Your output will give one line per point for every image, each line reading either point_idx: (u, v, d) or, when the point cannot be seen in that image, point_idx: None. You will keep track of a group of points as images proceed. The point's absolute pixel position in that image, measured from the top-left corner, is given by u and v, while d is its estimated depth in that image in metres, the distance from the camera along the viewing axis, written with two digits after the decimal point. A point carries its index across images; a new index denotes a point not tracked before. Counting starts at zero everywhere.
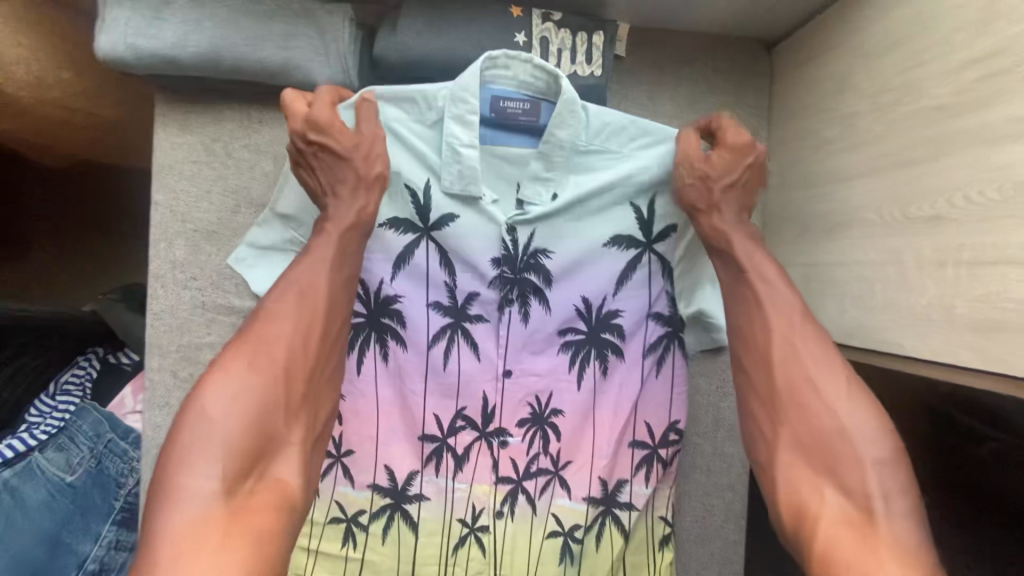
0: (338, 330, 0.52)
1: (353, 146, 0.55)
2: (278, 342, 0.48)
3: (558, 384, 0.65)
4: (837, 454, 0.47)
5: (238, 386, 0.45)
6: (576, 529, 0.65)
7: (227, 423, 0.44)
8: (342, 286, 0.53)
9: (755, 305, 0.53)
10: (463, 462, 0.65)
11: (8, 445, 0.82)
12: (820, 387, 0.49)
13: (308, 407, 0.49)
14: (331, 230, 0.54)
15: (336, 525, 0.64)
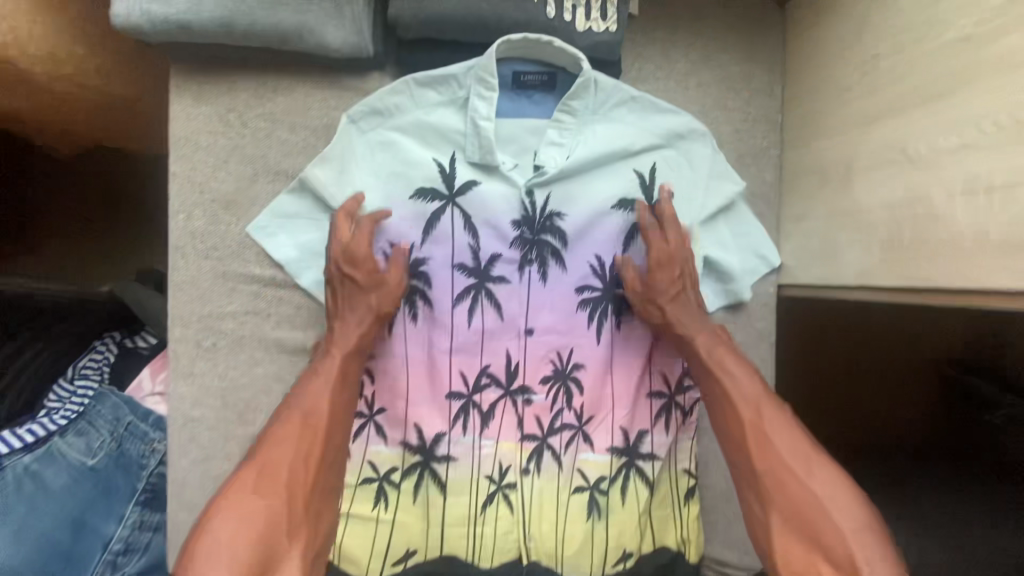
0: (339, 440, 0.55)
1: (373, 283, 0.61)
2: (283, 457, 0.50)
3: (577, 341, 0.66)
4: (820, 529, 0.48)
5: (245, 506, 0.47)
6: (601, 481, 0.66)
7: (240, 548, 0.45)
8: (345, 405, 0.56)
9: (720, 397, 0.57)
10: (488, 420, 0.66)
11: (26, 430, 0.79)
12: (792, 464, 0.51)
13: (310, 519, 0.50)
14: (335, 357, 0.58)
15: (368, 486, 0.65)
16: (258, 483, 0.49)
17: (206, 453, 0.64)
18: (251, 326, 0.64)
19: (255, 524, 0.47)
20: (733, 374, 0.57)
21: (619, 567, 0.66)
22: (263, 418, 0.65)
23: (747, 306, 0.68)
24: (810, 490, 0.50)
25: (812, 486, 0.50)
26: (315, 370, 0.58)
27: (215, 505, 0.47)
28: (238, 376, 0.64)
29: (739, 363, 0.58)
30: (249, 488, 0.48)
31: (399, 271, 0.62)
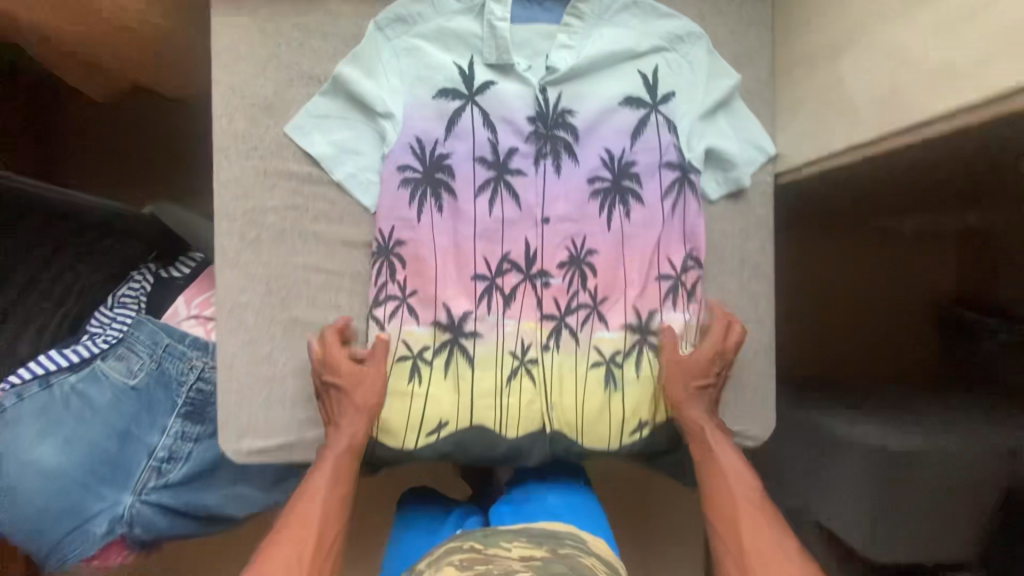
0: (330, 536, 0.63)
1: (354, 385, 0.68)
2: (278, 560, 0.59)
3: (591, 229, 0.72)
4: None
5: None
6: (615, 356, 0.73)
7: None
8: (336, 506, 0.64)
9: (719, 475, 0.67)
10: (510, 301, 0.72)
11: (73, 351, 0.87)
12: (778, 554, 0.59)
13: None
14: (329, 457, 0.66)
15: (404, 362, 0.71)
16: None
17: (252, 336, 0.70)
18: (291, 219, 0.70)
19: None
20: (721, 453, 0.68)
21: (635, 435, 0.73)
22: (304, 304, 0.71)
23: (747, 195, 0.73)
24: (786, 569, 0.58)
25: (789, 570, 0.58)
26: (312, 476, 0.66)
27: None
28: (281, 265, 0.70)
29: (734, 453, 0.68)
30: None
31: (382, 362, 0.70)
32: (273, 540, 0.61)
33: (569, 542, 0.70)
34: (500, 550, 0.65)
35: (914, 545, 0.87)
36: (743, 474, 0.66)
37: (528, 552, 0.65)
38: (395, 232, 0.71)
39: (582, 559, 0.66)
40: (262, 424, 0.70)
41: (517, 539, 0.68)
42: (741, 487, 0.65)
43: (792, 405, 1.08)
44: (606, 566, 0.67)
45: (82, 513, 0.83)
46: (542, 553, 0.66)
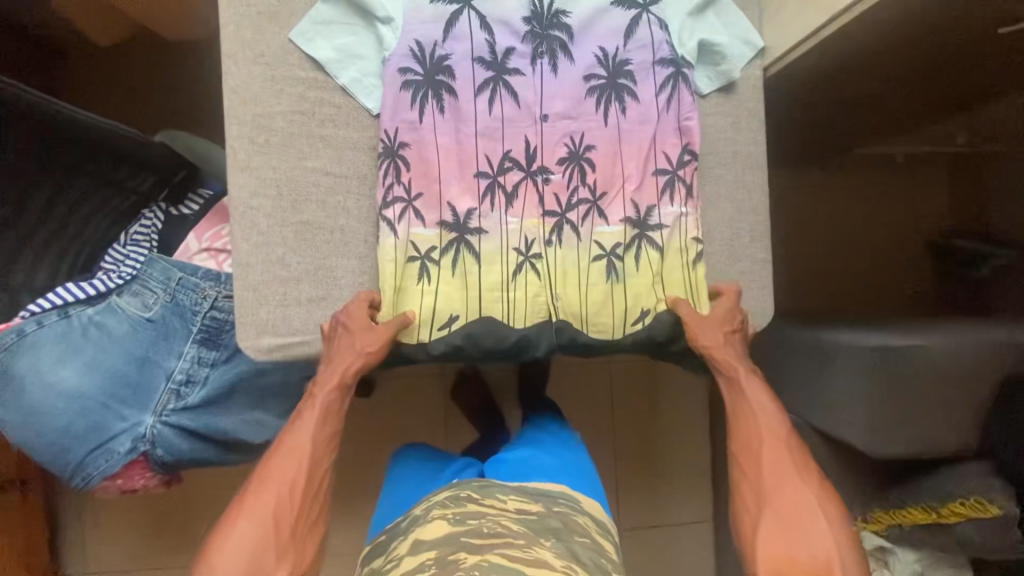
0: (319, 471, 0.65)
1: (358, 329, 0.70)
2: (272, 489, 0.62)
3: (588, 126, 0.74)
4: (805, 535, 0.60)
5: (244, 524, 0.60)
6: (617, 248, 0.75)
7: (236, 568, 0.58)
8: (325, 442, 0.67)
9: (749, 413, 0.69)
10: (513, 199, 0.75)
11: (90, 285, 0.90)
12: (800, 486, 0.63)
13: (298, 539, 0.61)
14: (320, 395, 0.68)
15: (414, 264, 0.73)
16: (255, 512, 0.61)
17: (266, 237, 0.72)
18: (299, 123, 0.72)
19: (248, 547, 0.59)
20: (751, 393, 0.69)
21: (639, 324, 0.76)
22: (313, 208, 0.73)
23: (738, 88, 0.76)
24: (805, 495, 0.63)
25: (806, 496, 0.62)
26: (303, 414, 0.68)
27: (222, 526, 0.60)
28: (291, 169, 0.72)
29: (762, 392, 0.70)
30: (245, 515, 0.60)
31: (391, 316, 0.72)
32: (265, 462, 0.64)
33: (563, 500, 0.79)
34: (492, 500, 0.76)
35: (914, 436, 0.90)
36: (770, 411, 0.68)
37: (523, 504, 0.75)
38: (399, 134, 0.73)
39: (575, 516, 0.76)
40: (280, 322, 0.72)
41: (512, 492, 0.78)
42: (770, 426, 0.67)
43: (794, 328, 1.11)
44: (596, 523, 0.78)
45: (104, 431, 0.86)
46: (538, 506, 0.75)
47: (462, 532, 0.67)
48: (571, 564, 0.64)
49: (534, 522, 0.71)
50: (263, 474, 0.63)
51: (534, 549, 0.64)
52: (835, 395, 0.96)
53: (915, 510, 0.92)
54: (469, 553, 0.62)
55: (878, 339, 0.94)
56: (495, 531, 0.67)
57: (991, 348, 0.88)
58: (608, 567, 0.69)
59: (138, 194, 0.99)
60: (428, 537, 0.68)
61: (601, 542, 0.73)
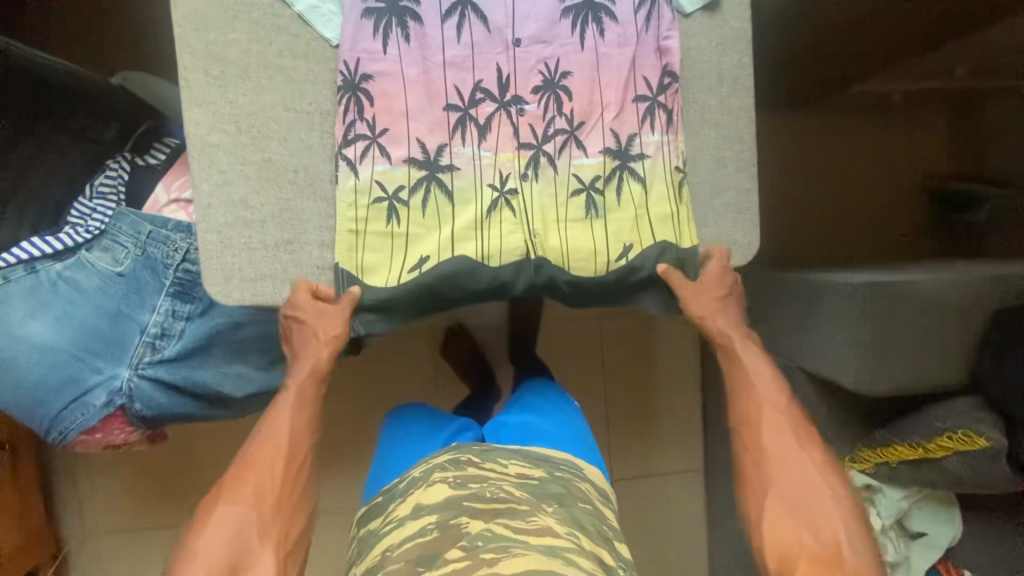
0: (300, 453, 0.65)
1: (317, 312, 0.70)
2: (251, 475, 0.61)
3: (563, 51, 0.71)
4: (810, 508, 0.59)
5: (224, 512, 0.58)
6: (597, 181, 0.72)
7: (217, 551, 0.56)
8: (302, 428, 0.67)
9: (748, 388, 0.69)
10: (486, 132, 0.71)
11: (55, 240, 0.86)
12: (802, 457, 0.62)
13: (278, 520, 0.59)
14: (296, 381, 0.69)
15: (380, 205, 0.70)
16: (233, 499, 0.59)
17: (227, 177, 0.69)
18: (256, 54, 0.68)
19: (228, 530, 0.57)
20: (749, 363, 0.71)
21: (622, 260, 0.72)
22: (276, 145, 0.69)
23: (723, 6, 0.71)
24: (805, 463, 0.62)
25: (808, 471, 0.61)
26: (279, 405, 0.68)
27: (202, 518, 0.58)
28: (250, 104, 0.68)
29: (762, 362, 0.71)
30: (225, 503, 0.59)
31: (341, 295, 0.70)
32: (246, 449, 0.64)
33: (565, 466, 0.78)
34: (493, 465, 0.74)
35: (901, 374, 0.88)
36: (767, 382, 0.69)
37: (524, 469, 0.74)
38: (360, 65, 0.69)
39: (576, 482, 0.75)
40: (246, 266, 0.69)
41: (514, 457, 0.76)
42: (771, 398, 0.68)
43: (783, 272, 1.09)
44: (596, 490, 0.77)
45: (79, 385, 0.84)
46: (541, 471, 0.74)
47: (465, 496, 0.65)
48: (574, 530, 0.63)
49: (536, 488, 0.69)
50: (243, 460, 0.63)
51: (538, 517, 0.63)
52: (824, 335, 0.94)
53: (899, 447, 0.92)
54: (471, 519, 0.62)
55: (867, 276, 0.92)
56: (497, 497, 0.65)
57: (982, 280, 0.86)
58: (610, 533, 0.69)
59: (99, 145, 0.94)
60: (431, 500, 0.66)
61: (601, 509, 0.73)
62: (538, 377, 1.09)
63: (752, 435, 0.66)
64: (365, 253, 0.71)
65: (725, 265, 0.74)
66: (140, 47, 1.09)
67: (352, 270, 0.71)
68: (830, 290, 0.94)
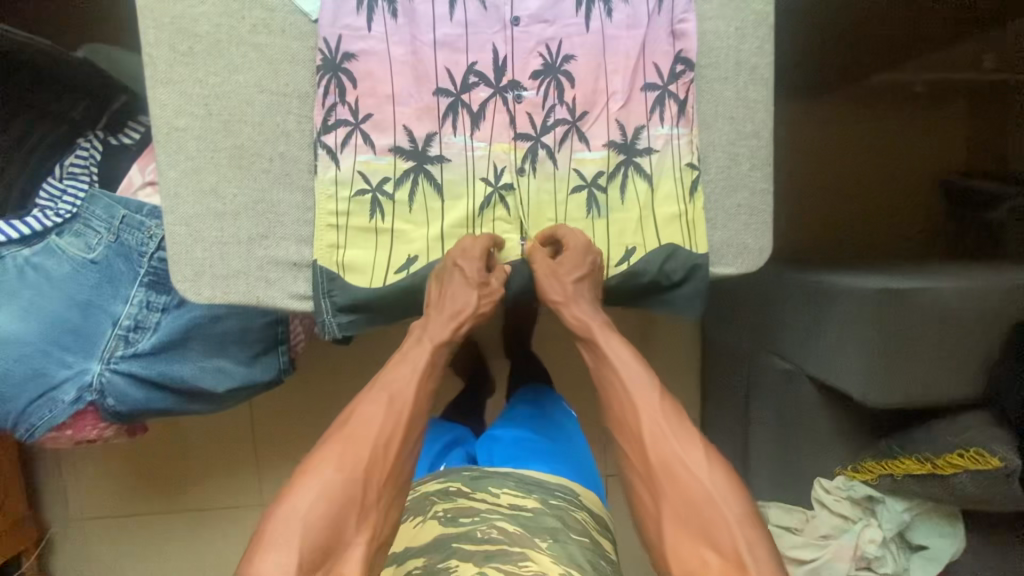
0: (414, 433, 0.58)
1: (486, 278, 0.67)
2: (362, 441, 0.54)
3: (567, 32, 0.65)
4: (707, 516, 0.50)
5: (324, 479, 0.51)
6: (599, 177, 0.67)
7: (310, 521, 0.48)
8: (423, 404, 0.60)
9: (619, 387, 0.60)
10: (479, 120, 0.65)
11: (24, 223, 0.82)
12: (685, 457, 0.53)
13: (379, 505, 0.52)
14: (423, 346, 0.63)
15: (364, 198, 0.65)
16: (339, 464, 0.52)
17: (195, 164, 0.63)
18: (226, 28, 0.62)
19: (328, 501, 0.50)
20: (612, 355, 0.62)
21: (623, 264, 0.68)
22: (249, 130, 0.63)
23: None
24: (691, 461, 0.53)
25: (695, 469, 0.53)
26: (396, 366, 0.61)
27: (300, 477, 0.51)
28: (221, 83, 0.62)
29: (624, 347, 0.62)
30: (327, 465, 0.52)
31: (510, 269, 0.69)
32: (359, 409, 0.56)
33: (560, 493, 0.74)
34: (484, 496, 0.71)
35: (914, 387, 0.84)
36: (637, 377, 0.59)
37: (517, 498, 0.71)
38: (342, 43, 0.63)
39: (572, 512, 0.71)
40: (216, 263, 0.64)
41: (507, 485, 0.73)
42: (638, 391, 0.58)
43: (793, 272, 1.04)
44: (595, 520, 0.74)
45: (47, 378, 0.80)
46: (534, 500, 0.70)
47: (454, 536, 0.62)
48: (569, 568, 0.59)
49: (530, 521, 0.65)
50: (355, 422, 0.55)
51: (529, 555, 0.59)
52: (833, 341, 0.90)
53: (906, 460, 0.87)
54: (461, 561, 0.59)
55: (883, 280, 0.87)
56: (488, 536, 0.62)
57: (1004, 290, 0.81)
58: (608, 569, 0.64)
59: (71, 122, 0.88)
60: (421, 540, 0.64)
61: (598, 541, 0.69)
62: (537, 386, 1.05)
63: (635, 446, 0.56)
64: (346, 253, 0.66)
65: (584, 238, 0.66)
66: (115, 14, 1.02)
67: (330, 268, 0.66)
68: (843, 295, 0.88)
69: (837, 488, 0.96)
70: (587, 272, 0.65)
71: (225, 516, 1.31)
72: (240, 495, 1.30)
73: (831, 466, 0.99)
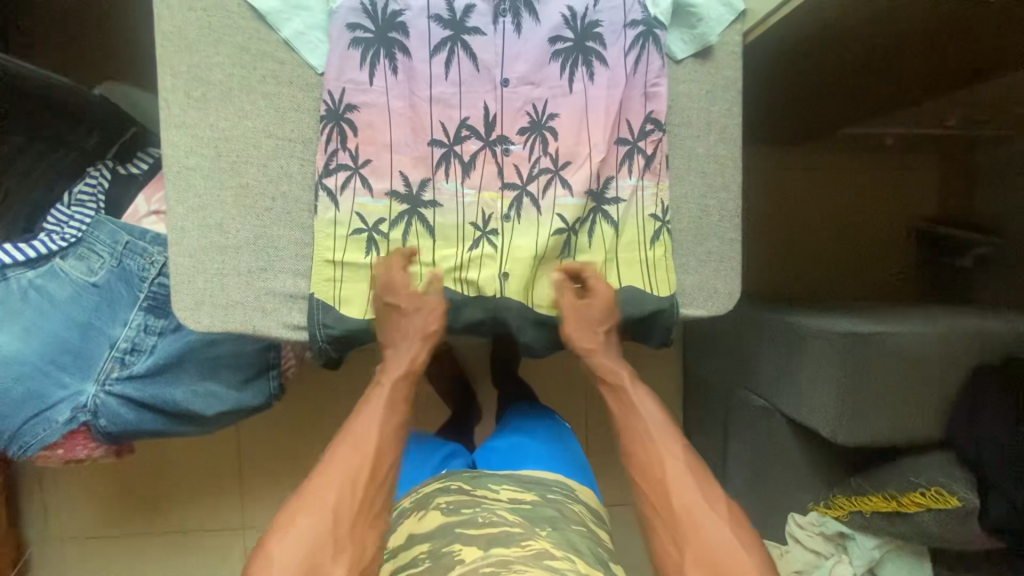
0: (381, 465, 0.63)
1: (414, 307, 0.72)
2: (330, 483, 0.60)
3: (552, 93, 0.71)
4: (727, 562, 0.56)
5: (299, 526, 0.56)
6: (576, 223, 0.72)
7: (286, 566, 0.54)
8: (385, 438, 0.66)
9: (647, 435, 0.67)
10: (470, 169, 0.71)
11: (31, 247, 0.86)
12: (706, 506, 0.60)
13: (350, 541, 0.57)
14: (385, 387, 0.70)
15: (359, 236, 0.70)
16: (308, 510, 0.58)
17: (203, 201, 0.67)
18: (238, 78, 0.67)
19: (301, 544, 0.55)
20: (640, 407, 0.70)
21: (586, 302, 0.74)
22: (254, 170, 0.68)
23: (715, 54, 0.72)
24: (712, 513, 0.60)
25: (715, 518, 0.59)
26: (362, 410, 0.68)
27: (274, 530, 0.57)
28: (230, 127, 0.67)
29: (648, 401, 0.71)
30: (297, 516, 0.57)
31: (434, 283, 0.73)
32: (327, 460, 0.62)
33: (557, 489, 0.78)
34: (485, 491, 0.73)
35: (880, 428, 0.88)
36: (662, 426, 0.68)
37: (516, 494, 0.73)
38: (344, 96, 0.68)
39: (569, 505, 0.74)
40: (218, 291, 0.68)
41: (505, 483, 0.76)
42: (666, 442, 0.66)
43: (766, 311, 1.09)
44: (591, 513, 0.77)
45: (42, 399, 0.82)
46: (533, 496, 0.73)
47: (457, 523, 0.65)
48: (571, 554, 0.61)
49: (530, 513, 0.68)
50: (320, 473, 0.61)
51: (532, 540, 0.61)
52: (803, 380, 0.94)
53: (875, 498, 0.90)
54: (464, 545, 0.61)
55: (847, 324, 0.92)
56: (489, 520, 0.65)
57: (960, 336, 0.87)
58: (606, 557, 0.66)
59: (82, 151, 0.93)
60: (423, 530, 0.67)
61: (595, 531, 0.71)
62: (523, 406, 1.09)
63: (661, 494, 0.62)
64: (323, 291, 0.70)
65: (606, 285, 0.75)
66: (121, 51, 1.07)
67: (326, 302, 0.70)
68: (809, 336, 0.93)
69: (811, 524, 0.98)
70: (615, 321, 0.74)
71: (206, 541, 1.31)
72: (219, 518, 1.31)
73: (805, 503, 1.02)
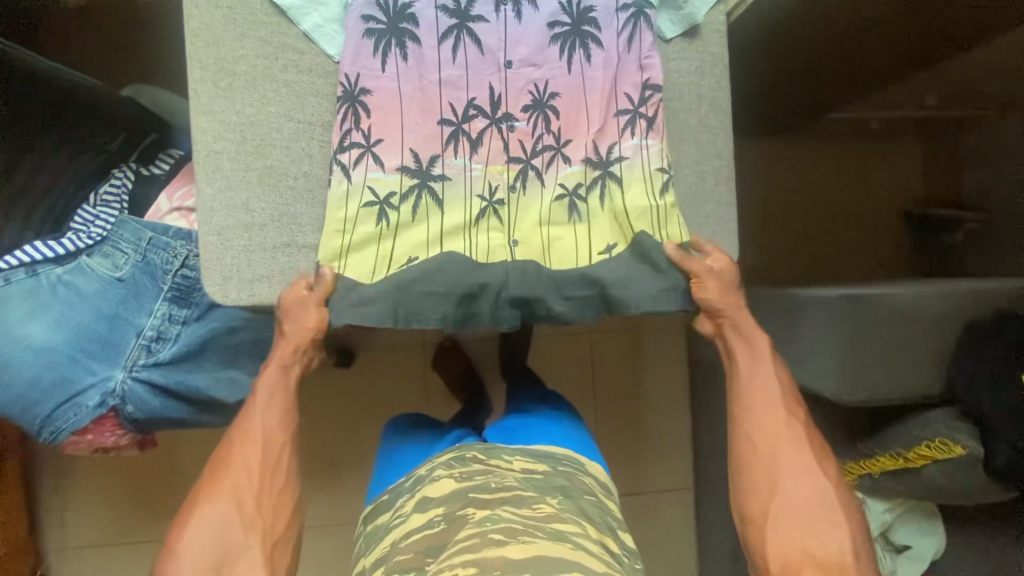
0: (275, 450, 0.70)
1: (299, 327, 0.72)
2: (231, 472, 0.68)
3: (552, 73, 0.76)
4: (815, 507, 0.67)
5: (210, 513, 0.65)
6: (579, 188, 0.78)
7: (202, 550, 0.63)
8: (274, 424, 0.72)
9: (762, 387, 0.74)
10: (477, 145, 0.76)
11: (59, 245, 0.89)
12: (806, 460, 0.70)
13: (259, 519, 0.66)
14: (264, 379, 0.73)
15: (370, 207, 0.74)
16: (214, 500, 0.66)
17: (230, 181, 0.72)
18: (262, 68, 0.72)
19: (213, 528, 0.64)
20: (761, 361, 0.76)
21: (603, 254, 0.77)
22: (278, 151, 0.73)
23: (702, 33, 0.78)
24: (812, 466, 0.70)
25: (816, 472, 0.69)
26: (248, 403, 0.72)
27: (184, 520, 0.65)
28: (255, 113, 0.72)
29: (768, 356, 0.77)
30: (205, 506, 0.66)
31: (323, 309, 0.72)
32: (230, 449, 0.69)
33: (568, 462, 0.81)
34: (498, 460, 0.77)
35: (882, 383, 0.90)
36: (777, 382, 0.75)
37: (529, 463, 0.77)
38: (359, 80, 0.73)
39: (580, 475, 0.78)
40: (244, 267, 0.72)
41: (518, 453, 0.79)
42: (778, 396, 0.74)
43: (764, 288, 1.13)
44: (599, 484, 0.80)
45: (72, 385, 0.85)
46: (545, 465, 0.77)
47: (469, 488, 0.69)
48: (581, 520, 0.66)
49: (541, 481, 0.72)
50: (221, 465, 0.68)
51: (543, 506, 0.66)
52: (805, 347, 0.97)
53: (884, 457, 0.94)
54: (477, 508, 0.65)
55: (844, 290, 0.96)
56: (501, 486, 0.69)
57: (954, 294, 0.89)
58: (614, 523, 0.71)
59: (106, 153, 0.97)
60: (436, 494, 0.70)
61: (604, 501, 0.75)
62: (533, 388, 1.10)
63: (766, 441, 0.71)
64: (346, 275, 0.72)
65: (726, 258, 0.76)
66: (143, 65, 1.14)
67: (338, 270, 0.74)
68: (808, 304, 0.97)
69: None
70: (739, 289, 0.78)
71: None
72: None
73: None
